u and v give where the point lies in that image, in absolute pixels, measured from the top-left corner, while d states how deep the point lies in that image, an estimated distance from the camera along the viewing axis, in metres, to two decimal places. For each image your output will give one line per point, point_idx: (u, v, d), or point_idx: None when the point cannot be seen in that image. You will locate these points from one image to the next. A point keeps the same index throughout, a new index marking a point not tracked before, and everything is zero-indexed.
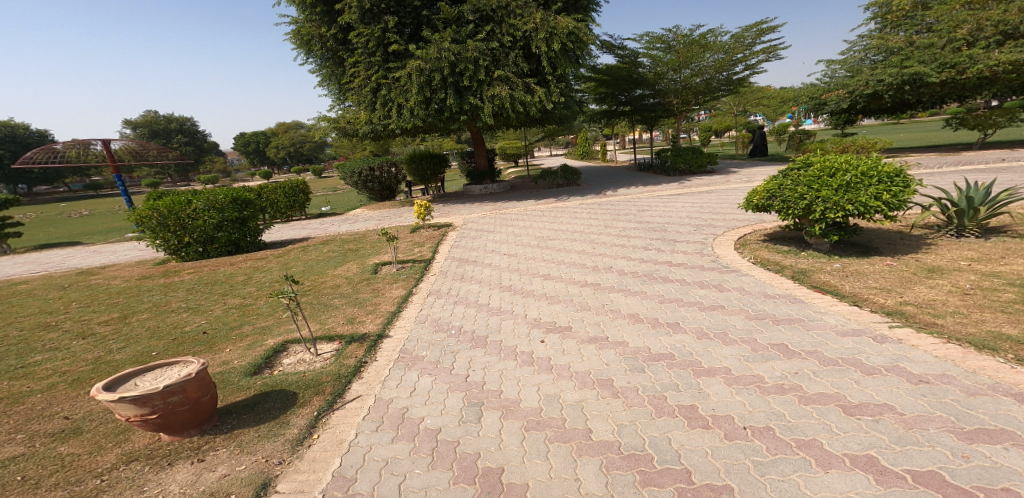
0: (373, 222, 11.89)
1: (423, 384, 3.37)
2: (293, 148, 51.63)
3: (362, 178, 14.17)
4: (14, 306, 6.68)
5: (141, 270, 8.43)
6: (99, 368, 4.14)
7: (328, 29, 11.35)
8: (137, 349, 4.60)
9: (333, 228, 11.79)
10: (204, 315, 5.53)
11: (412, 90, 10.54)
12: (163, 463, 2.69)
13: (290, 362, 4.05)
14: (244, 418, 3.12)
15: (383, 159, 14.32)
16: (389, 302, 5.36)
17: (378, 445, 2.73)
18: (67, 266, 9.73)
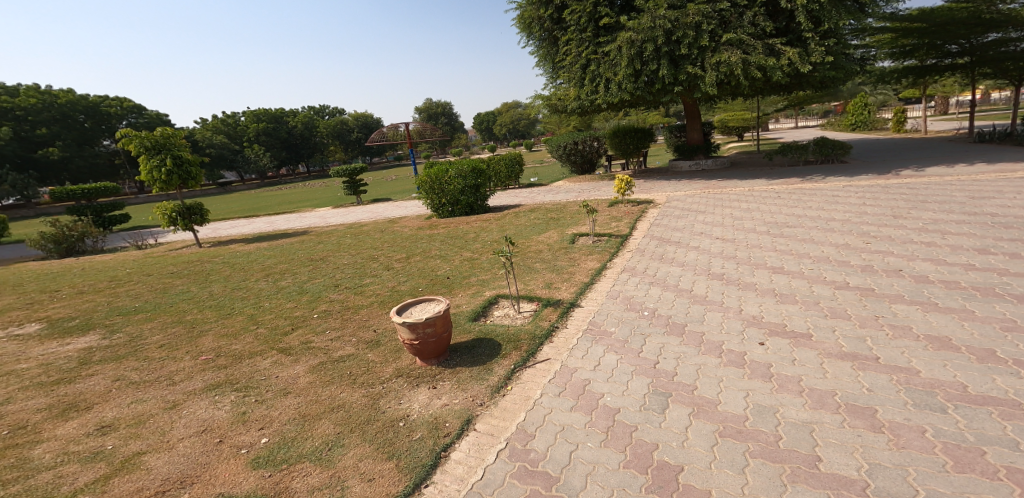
0: (573, 194, 12.30)
1: (608, 360, 3.43)
2: (513, 126, 56.54)
3: (566, 152, 14.83)
4: (363, 240, 9.41)
5: (417, 222, 10.54)
6: (393, 296, 5.50)
7: (545, 10, 11.81)
8: (413, 284, 5.92)
9: (540, 197, 12.69)
10: (448, 263, 6.71)
11: (621, 64, 10.31)
12: (414, 382, 3.45)
13: (498, 314, 4.61)
14: (463, 359, 3.73)
15: (587, 133, 14.54)
16: (583, 272, 5.55)
17: (557, 410, 2.93)
18: (383, 215, 13.07)
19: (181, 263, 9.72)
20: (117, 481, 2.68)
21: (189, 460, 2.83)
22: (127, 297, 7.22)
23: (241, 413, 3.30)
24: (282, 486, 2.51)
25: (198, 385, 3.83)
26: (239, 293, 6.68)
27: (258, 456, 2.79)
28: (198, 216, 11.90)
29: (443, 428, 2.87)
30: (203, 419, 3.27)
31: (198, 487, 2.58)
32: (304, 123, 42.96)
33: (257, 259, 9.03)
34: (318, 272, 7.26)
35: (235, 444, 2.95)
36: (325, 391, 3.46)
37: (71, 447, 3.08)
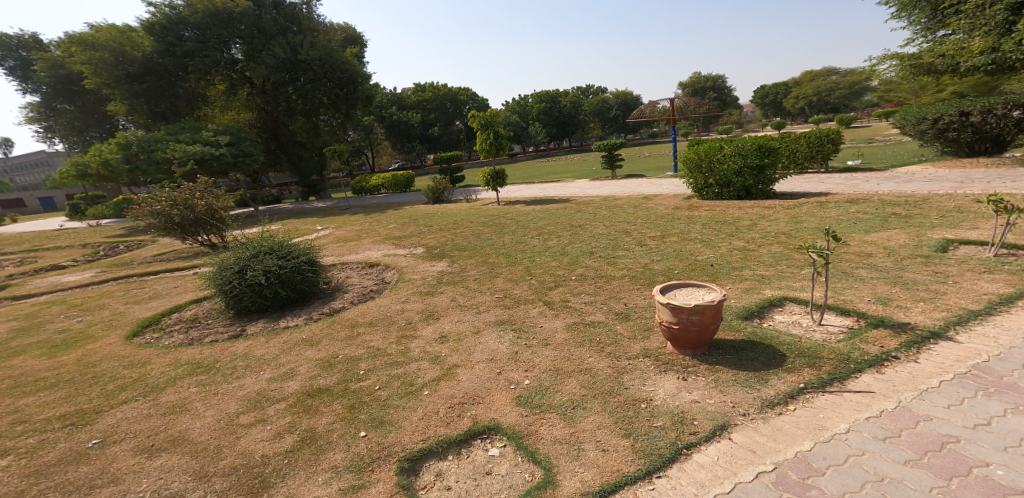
0: (949, 186, 8.72)
1: (1010, 424, 2.29)
2: (817, 96, 43.49)
3: (937, 127, 10.84)
4: (624, 213, 9.06)
5: (674, 202, 9.58)
6: (644, 274, 5.11)
7: None
8: (668, 265, 5.35)
9: (865, 186, 9.70)
10: (712, 250, 5.76)
11: None
12: (661, 368, 3.11)
13: (781, 320, 3.62)
14: (726, 356, 3.15)
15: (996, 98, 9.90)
16: (965, 296, 3.63)
17: (876, 456, 2.21)
18: (639, 190, 12.66)
19: (488, 215, 11.46)
20: (443, 383, 3.23)
21: (481, 381, 3.21)
22: (461, 236, 8.90)
23: (515, 352, 3.58)
24: (532, 428, 2.66)
25: (491, 317, 4.35)
26: (519, 246, 7.32)
27: (521, 395, 2.99)
28: (502, 180, 13.78)
29: (690, 424, 2.53)
30: (491, 349, 3.67)
31: (482, 407, 2.92)
32: (573, 102, 46.16)
33: (532, 222, 9.49)
34: (576, 238, 7.34)
35: (509, 378, 3.21)
36: (577, 352, 3.45)
37: (427, 347, 3.86)
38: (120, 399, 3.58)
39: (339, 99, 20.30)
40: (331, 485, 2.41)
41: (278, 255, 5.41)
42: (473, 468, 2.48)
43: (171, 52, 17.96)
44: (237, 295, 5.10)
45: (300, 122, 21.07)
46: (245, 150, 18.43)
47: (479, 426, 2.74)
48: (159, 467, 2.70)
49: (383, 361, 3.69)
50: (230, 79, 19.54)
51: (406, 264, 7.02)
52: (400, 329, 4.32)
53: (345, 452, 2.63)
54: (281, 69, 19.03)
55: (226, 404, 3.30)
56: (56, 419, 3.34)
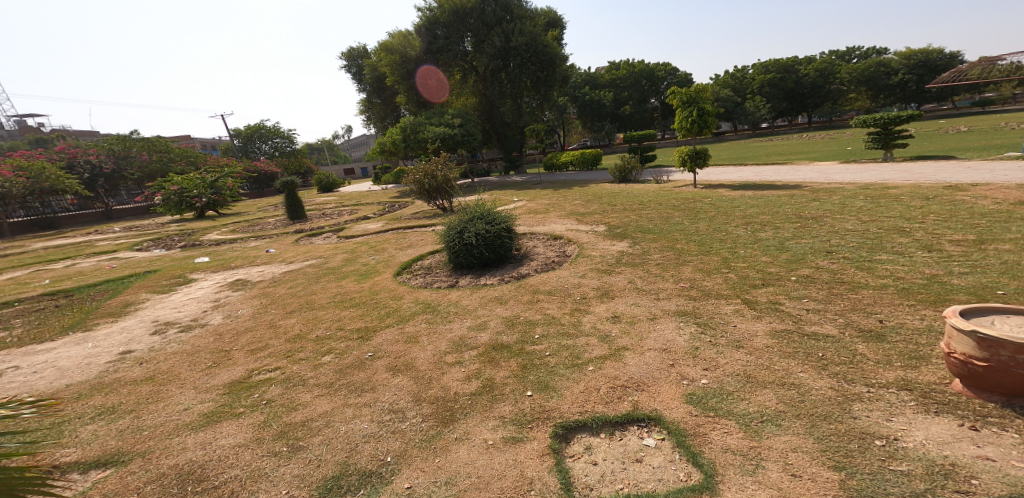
0: None
1: None
2: None
3: None
4: (883, 206, 7.64)
5: (1017, 194, 7.28)
6: (933, 287, 4.29)
7: None
8: (980, 281, 4.30)
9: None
10: None
11: None
12: (927, 406, 2.74)
13: None
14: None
15: None
16: None
17: None
18: (936, 178, 9.97)
19: (679, 198, 11.73)
20: (608, 363, 3.72)
21: (648, 369, 3.55)
22: (646, 219, 9.42)
23: (694, 348, 3.77)
24: (701, 431, 2.84)
25: (670, 307, 4.65)
26: (717, 235, 7.25)
27: (692, 394, 3.20)
28: (702, 160, 13.10)
29: (959, 481, 2.26)
30: (666, 340, 3.96)
31: (644, 395, 3.26)
32: (821, 71, 36.91)
33: (736, 208, 9.30)
34: (808, 231, 6.78)
35: (681, 373, 3.45)
36: (780, 363, 3.36)
37: (598, 324, 4.48)
38: (385, 323, 5.36)
39: (540, 81, 25.52)
40: (499, 432, 3.10)
41: (485, 220, 6.94)
42: (624, 452, 2.85)
43: (429, 50, 25.78)
44: (454, 252, 6.84)
45: (508, 104, 26.93)
46: (467, 132, 25.74)
47: (638, 414, 3.09)
48: (395, 386, 3.85)
49: (556, 330, 4.47)
50: (464, 68, 26.42)
51: (587, 241, 7.96)
52: (575, 303, 5.12)
53: (515, 405, 3.36)
54: (498, 56, 24.63)
55: (440, 344, 4.57)
56: (354, 331, 5.21)
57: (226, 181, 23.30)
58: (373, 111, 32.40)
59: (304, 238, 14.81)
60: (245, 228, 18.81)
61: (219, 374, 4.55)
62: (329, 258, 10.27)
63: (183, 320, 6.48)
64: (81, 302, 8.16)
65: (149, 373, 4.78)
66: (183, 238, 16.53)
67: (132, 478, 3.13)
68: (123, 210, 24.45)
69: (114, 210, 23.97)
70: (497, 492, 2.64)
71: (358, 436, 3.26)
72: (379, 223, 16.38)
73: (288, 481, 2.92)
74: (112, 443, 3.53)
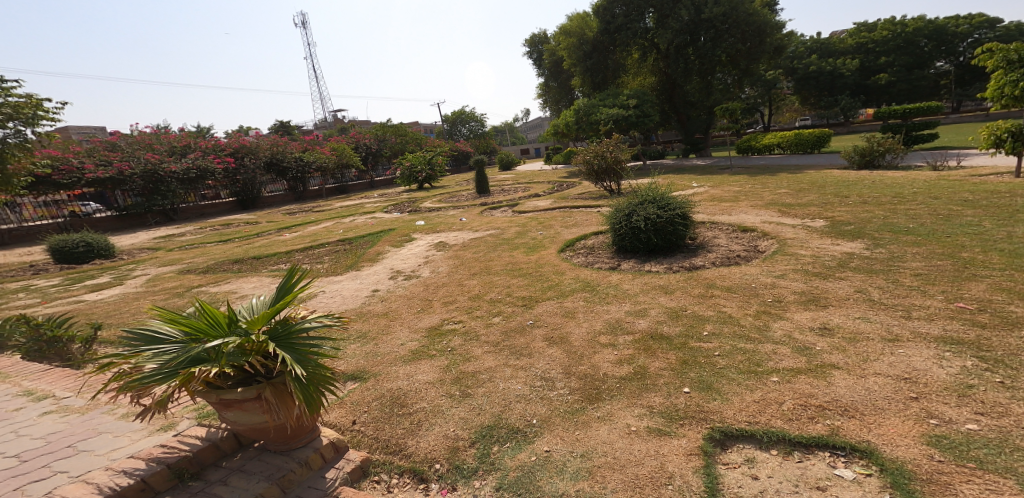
0: None
1: None
2: None
3: None
4: None
5: None
6: None
7: None
8: None
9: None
10: None
11: None
12: None
13: None
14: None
15: None
16: None
17: None
18: None
19: (980, 191, 9.42)
20: (800, 378, 3.24)
21: (869, 395, 2.96)
22: (902, 216, 8.08)
23: (967, 385, 2.92)
24: (943, 479, 2.26)
25: (935, 331, 3.69)
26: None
27: (938, 436, 2.54)
28: None
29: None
30: (914, 368, 3.18)
31: (853, 423, 2.74)
32: None
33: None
34: None
35: (926, 409, 2.76)
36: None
37: (796, 334, 3.94)
38: (545, 296, 6.11)
39: (739, 55, 22.56)
40: (643, 420, 3.04)
41: (658, 205, 7.43)
42: (800, 475, 2.48)
43: (606, 29, 25.69)
44: (625, 234, 7.52)
45: (695, 83, 25.17)
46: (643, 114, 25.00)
47: (838, 440, 2.63)
48: (547, 357, 4.12)
49: (732, 331, 4.17)
50: (643, 46, 25.23)
51: (793, 237, 7.54)
52: (763, 305, 4.70)
53: (671, 397, 3.24)
54: (685, 31, 22.95)
55: (596, 323, 4.80)
56: (519, 298, 6.13)
57: (438, 158, 28.81)
58: (550, 95, 34.71)
59: (486, 211, 17.63)
60: (449, 199, 22.99)
61: (423, 318, 5.85)
62: (506, 230, 12.40)
63: (407, 270, 9.08)
64: (356, 249, 12.00)
65: (383, 310, 6.54)
66: (410, 204, 21.95)
67: (366, 392, 3.87)
68: (382, 182, 33.22)
69: (377, 182, 32.54)
70: (630, 477, 2.58)
71: (514, 394, 3.54)
72: (548, 202, 17.97)
73: (456, 422, 3.27)
74: (361, 363, 4.56)
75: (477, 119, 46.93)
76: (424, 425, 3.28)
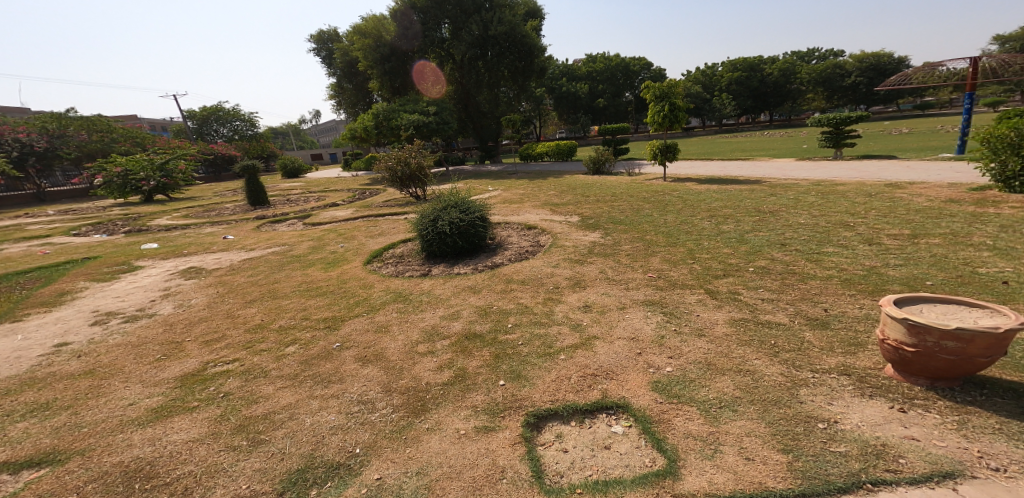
0: None
1: None
2: None
3: None
4: (832, 202, 8.35)
5: (946, 193, 7.94)
6: (872, 277, 4.67)
7: None
8: (913, 272, 4.72)
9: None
10: (1012, 262, 4.67)
11: None
12: (868, 391, 2.82)
13: None
14: (992, 400, 2.63)
15: None
16: None
17: None
18: (882, 177, 10.80)
19: (650, 191, 12.39)
20: (579, 352, 3.59)
21: (618, 358, 3.47)
22: (617, 210, 9.84)
23: (660, 336, 3.75)
24: (665, 417, 2.79)
25: (639, 297, 4.66)
26: (685, 227, 7.57)
27: (658, 381, 3.14)
28: (673, 154, 12.98)
29: (889, 461, 2.32)
30: (634, 329, 3.93)
31: (613, 383, 3.17)
32: (783, 70, 39.11)
33: (701, 202, 9.86)
34: (764, 226, 7.18)
35: (648, 361, 3.40)
36: (738, 350, 3.42)
37: (569, 314, 4.37)
38: (354, 311, 4.87)
39: (518, 71, 24.54)
40: (470, 422, 2.88)
41: (460, 208, 6.67)
42: (593, 439, 2.75)
43: (404, 35, 24.62)
44: (430, 240, 6.52)
45: (485, 93, 26.50)
46: (441, 120, 24.49)
47: (607, 401, 3.00)
48: (365, 376, 3.47)
49: (529, 319, 4.29)
50: (440, 55, 25.36)
51: (560, 230, 8.13)
52: (548, 292, 5.00)
53: (484, 394, 3.15)
54: (476, 44, 23.55)
55: (412, 333, 4.21)
56: (322, 321, 4.63)
57: (179, 163, 20.36)
58: (344, 97, 31.35)
59: (266, 227, 12.13)
60: (197, 216, 15.54)
61: (171, 367, 3.88)
62: (296, 245, 8.67)
63: (128, 310, 5.45)
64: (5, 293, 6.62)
65: (89, 367, 3.97)
66: (131, 223, 14.32)
67: (70, 475, 2.60)
68: None
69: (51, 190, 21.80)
70: (468, 481, 2.43)
71: (327, 427, 2.89)
72: (348, 208, 15.05)
73: (249, 476, 2.53)
74: (46, 441, 2.91)
75: (246, 119, 38.06)
76: (196, 492, 2.45)
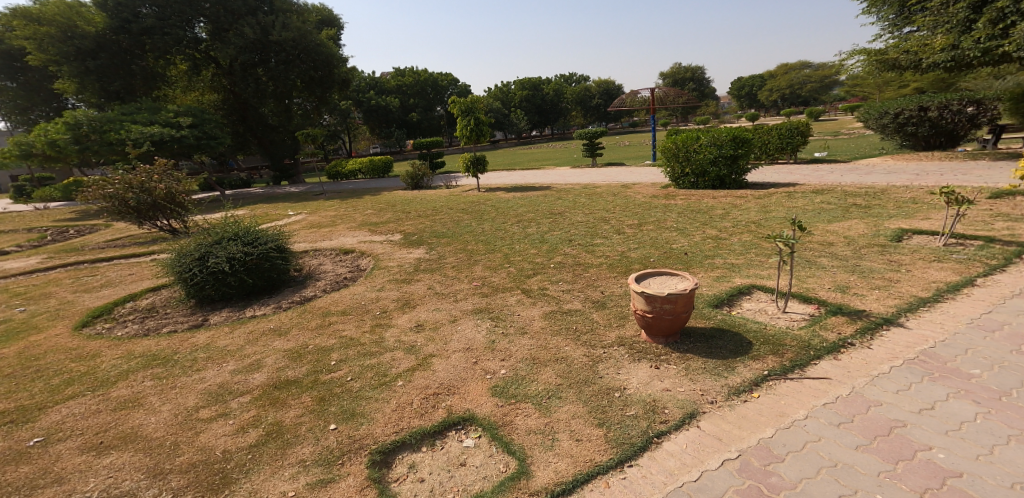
0: (894, 177, 9.24)
1: (949, 407, 2.57)
2: (790, 90, 41.31)
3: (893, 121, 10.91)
4: (598, 202, 10.01)
5: (654, 190, 10.52)
6: (623, 261, 5.60)
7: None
8: (644, 253, 5.87)
9: (830, 179, 10.20)
10: (687, 239, 6.33)
11: None
12: (636, 356, 3.34)
13: (750, 308, 4.04)
14: (694, 346, 3.42)
15: (941, 96, 10.12)
16: (915, 285, 4.18)
17: (831, 441, 2.40)
18: (622, 180, 13.48)
19: (466, 202, 12.22)
20: (417, 374, 3.34)
21: (457, 372, 3.33)
22: (439, 223, 9.41)
23: (492, 342, 3.75)
24: (508, 418, 2.77)
25: (469, 306, 4.59)
26: (501, 234, 7.70)
27: (496, 386, 3.12)
28: (484, 167, 13.76)
29: (660, 413, 2.70)
30: (470, 339, 3.85)
31: (456, 398, 3.02)
32: (556, 90, 47.06)
33: (512, 209, 10.24)
34: (557, 226, 7.93)
35: (484, 368, 3.37)
36: (554, 342, 3.65)
37: (403, 336, 4.02)
38: (65, 394, 3.51)
39: (313, 83, 17.62)
40: (299, 480, 2.41)
41: (244, 241, 5.25)
42: (448, 459, 2.54)
43: (124, 28, 14.89)
44: (200, 282, 4.95)
45: (271, 105, 17.66)
46: (207, 136, 15.34)
47: (454, 417, 2.82)
48: (108, 466, 2.63)
49: (357, 351, 3.79)
50: (192, 58, 16.32)
51: (383, 251, 7.30)
52: (375, 318, 4.50)
53: (313, 444, 2.65)
54: (251, 49, 16.24)
55: (185, 399, 3.29)
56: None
57: None
58: None
59: None
60: None
61: None
62: None
63: None
64: None
65: None
66: None
67: None
68: None
69: None
70: None
71: None
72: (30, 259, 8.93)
73: None
74: None
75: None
76: None
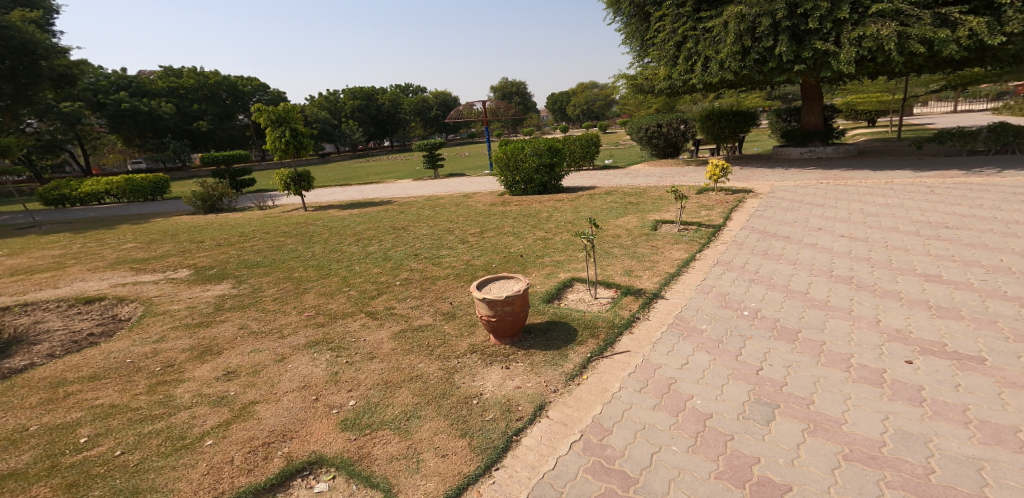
0: (656, 178, 11.64)
1: (698, 359, 3.09)
2: (587, 106, 49.52)
3: (646, 134, 13.55)
4: (437, 213, 10.15)
5: (491, 198, 11.08)
6: (468, 269, 5.61)
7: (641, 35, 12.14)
8: (486, 259, 6.02)
9: (616, 181, 12.19)
10: (520, 242, 6.72)
11: (726, 40, 9.75)
12: (488, 360, 3.25)
13: (572, 299, 4.36)
14: (536, 341, 3.49)
15: (672, 115, 13.16)
16: (667, 263, 5.13)
17: (637, 407, 2.63)
18: (461, 190, 13.87)
19: (288, 223, 10.52)
20: (236, 427, 2.67)
21: (292, 413, 2.78)
22: (251, 251, 7.72)
23: (334, 373, 3.24)
24: (364, 451, 2.39)
25: (301, 341, 3.86)
26: (335, 255, 6.98)
27: (346, 418, 2.68)
28: (307, 183, 12.56)
29: (515, 411, 2.64)
30: (305, 374, 3.26)
31: (296, 442, 2.51)
32: (393, 101, 46.31)
33: (351, 225, 9.57)
34: (399, 241, 7.59)
35: (328, 403, 2.87)
36: (406, 360, 3.34)
37: (207, 389, 3.17)
38: None
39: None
40: None
41: None
42: None
43: None
44: None
45: None
46: None
47: (297, 463, 2.34)
48: None
49: (126, 419, 2.86)
50: None
51: (161, 292, 5.55)
52: (154, 378, 3.43)
53: None
54: None
55: None
56: None
57: None
58: None
59: None
60: None
61: None
62: None
63: None
64: None
65: None
66: None
67: None
68: None
69: None
70: None
71: None
72: None
73: None
74: None
75: None
76: None
